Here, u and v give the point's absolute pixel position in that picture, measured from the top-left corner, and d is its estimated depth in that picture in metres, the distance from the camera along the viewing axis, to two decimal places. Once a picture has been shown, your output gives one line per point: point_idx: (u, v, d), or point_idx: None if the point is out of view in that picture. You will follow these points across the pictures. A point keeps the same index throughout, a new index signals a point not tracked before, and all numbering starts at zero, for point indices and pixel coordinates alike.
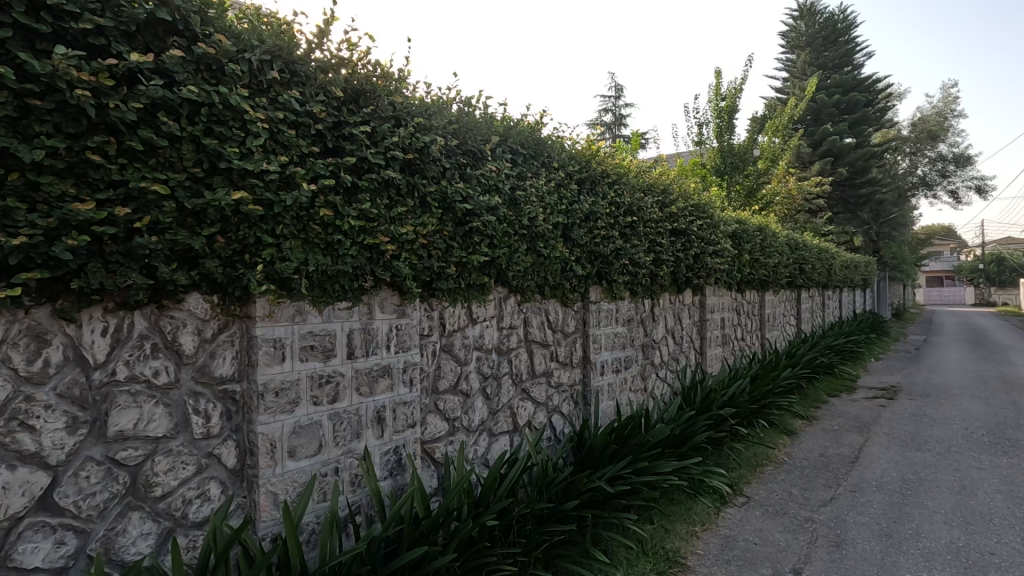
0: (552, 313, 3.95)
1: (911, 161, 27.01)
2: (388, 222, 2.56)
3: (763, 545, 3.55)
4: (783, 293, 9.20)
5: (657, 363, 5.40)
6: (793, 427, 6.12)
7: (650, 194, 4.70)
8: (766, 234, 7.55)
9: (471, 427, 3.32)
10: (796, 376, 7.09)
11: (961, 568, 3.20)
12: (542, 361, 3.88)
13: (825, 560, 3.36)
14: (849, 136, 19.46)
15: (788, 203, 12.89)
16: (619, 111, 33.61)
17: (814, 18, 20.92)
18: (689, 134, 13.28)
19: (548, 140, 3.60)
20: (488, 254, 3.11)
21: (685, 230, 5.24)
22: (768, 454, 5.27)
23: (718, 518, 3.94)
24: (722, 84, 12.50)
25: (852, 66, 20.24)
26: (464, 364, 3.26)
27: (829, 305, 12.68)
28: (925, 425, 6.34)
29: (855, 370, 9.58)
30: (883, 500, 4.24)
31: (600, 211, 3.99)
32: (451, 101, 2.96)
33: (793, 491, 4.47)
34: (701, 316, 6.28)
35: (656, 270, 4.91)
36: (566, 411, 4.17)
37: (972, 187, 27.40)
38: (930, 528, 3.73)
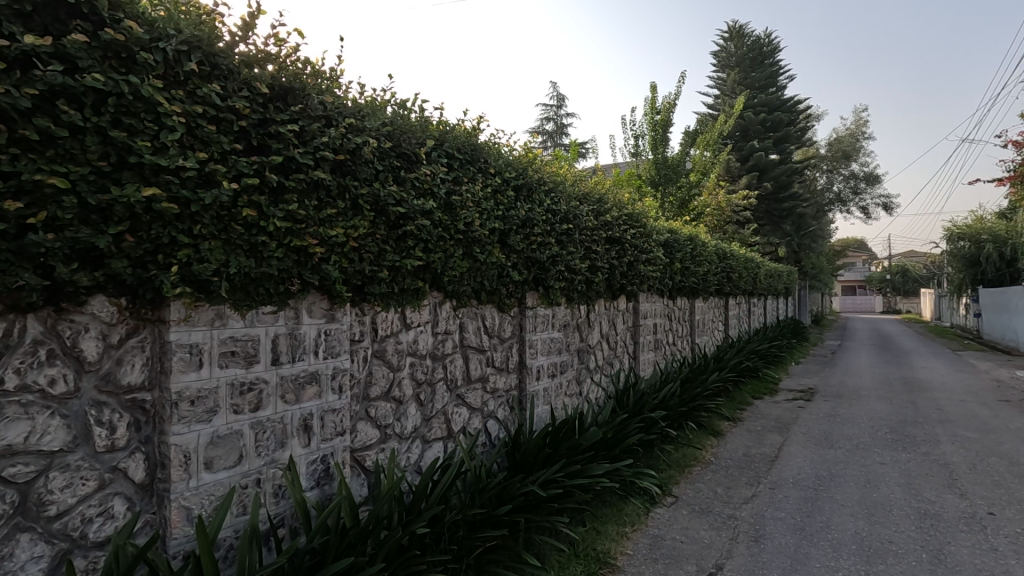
0: (488, 318, 3.97)
1: (828, 178, 29.10)
2: (317, 223, 2.48)
3: (688, 543, 3.68)
4: (711, 301, 9.64)
5: (592, 367, 5.53)
6: (719, 428, 6.42)
7: (585, 202, 4.80)
8: (696, 243, 7.88)
9: (403, 434, 3.27)
10: (723, 378, 7.46)
11: (863, 556, 3.45)
12: (477, 367, 3.88)
13: (744, 555, 3.52)
14: (773, 153, 20.69)
15: (718, 215, 13.56)
16: (560, 120, 34.34)
17: (742, 40, 22.14)
18: (627, 145, 13.73)
19: (485, 145, 3.62)
20: (423, 259, 3.08)
21: (620, 238, 5.39)
22: (695, 455, 5.50)
23: (647, 518, 4.07)
24: (656, 99, 13.00)
25: (776, 87, 21.56)
26: (397, 370, 3.21)
27: (754, 312, 13.42)
28: (837, 424, 6.81)
29: (776, 373, 10.17)
30: (798, 495, 4.52)
31: (537, 217, 4.03)
32: (385, 103, 2.92)
33: (718, 490, 4.67)
34: (635, 321, 6.48)
35: (591, 276, 5.02)
36: (501, 417, 4.18)
37: (881, 204, 29.73)
38: (838, 520, 4.00)
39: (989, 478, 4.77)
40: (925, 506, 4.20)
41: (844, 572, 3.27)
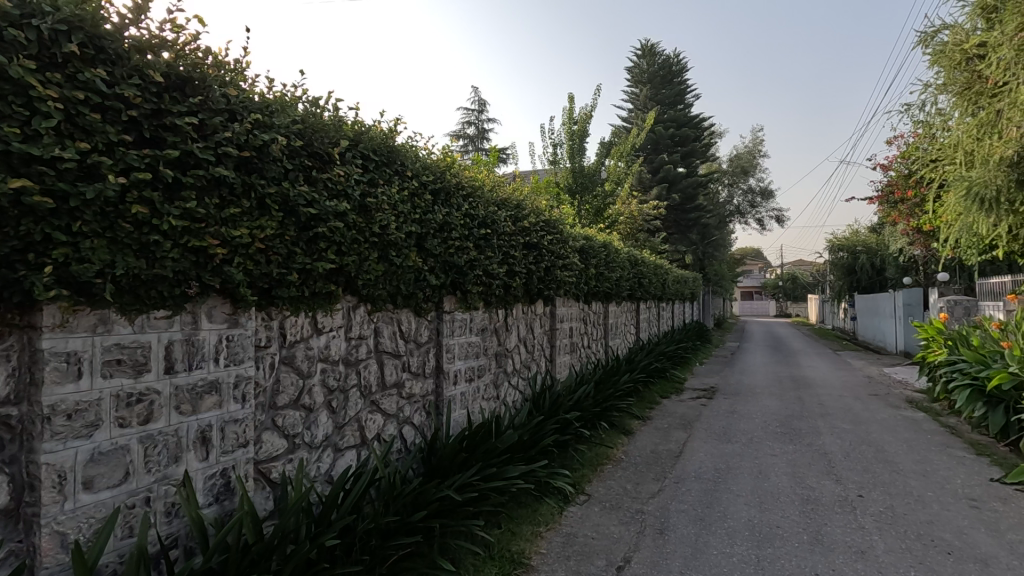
0: (404, 322, 3.92)
1: (729, 191, 31.41)
2: (218, 223, 2.34)
3: (599, 539, 3.82)
4: (624, 305, 10.09)
5: (509, 371, 5.61)
6: (630, 427, 6.72)
7: (503, 208, 4.86)
8: (610, 249, 8.21)
9: (313, 443, 3.14)
10: (634, 379, 7.82)
11: (754, 540, 3.75)
12: (393, 372, 3.81)
13: (650, 546, 3.71)
14: (681, 166, 22.00)
15: (631, 223, 14.20)
16: (481, 125, 34.61)
17: (653, 58, 23.35)
18: (546, 153, 14.08)
19: (402, 148, 3.58)
20: (336, 261, 2.99)
21: (537, 244, 5.51)
22: (607, 453, 5.73)
23: (561, 517, 4.17)
24: (574, 109, 13.44)
25: (684, 104, 22.93)
26: (307, 377, 3.09)
27: (663, 316, 14.20)
28: (734, 420, 7.35)
29: (682, 373, 10.81)
30: (700, 488, 4.83)
31: (454, 221, 4.03)
32: (295, 100, 2.82)
33: (627, 486, 4.90)
34: (551, 325, 6.65)
35: (510, 281, 5.09)
36: (417, 423, 4.14)
37: (774, 217, 32.45)
38: (734, 509, 4.31)
39: (859, 464, 5.35)
40: (807, 492, 4.64)
41: (738, 557, 3.53)
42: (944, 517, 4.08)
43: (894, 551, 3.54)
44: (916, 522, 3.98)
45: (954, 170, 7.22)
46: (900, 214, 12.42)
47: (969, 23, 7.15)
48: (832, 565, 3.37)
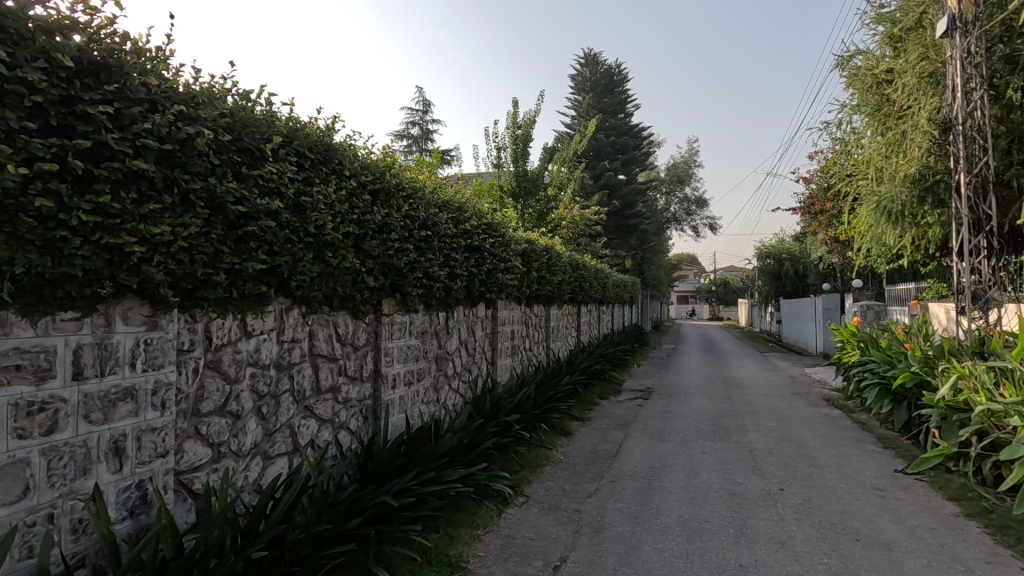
0: (341, 325, 3.82)
1: (667, 199, 32.62)
2: (136, 219, 2.20)
3: (537, 540, 3.86)
4: (565, 308, 10.26)
5: (450, 374, 5.58)
6: (569, 428, 6.84)
7: (445, 210, 4.83)
8: (552, 253, 8.32)
9: (240, 451, 3.00)
10: (573, 381, 7.97)
11: (684, 535, 3.90)
12: (328, 376, 3.70)
13: (586, 545, 3.78)
14: (622, 173, 22.61)
15: (573, 227, 14.46)
16: (425, 125, 34.31)
17: (596, 67, 23.92)
18: (490, 156, 14.12)
19: (340, 147, 3.50)
20: (267, 262, 2.87)
21: (479, 246, 5.51)
22: (546, 454, 5.80)
23: (500, 519, 4.19)
24: (518, 113, 13.55)
25: (625, 113, 23.59)
26: (234, 382, 2.95)
27: (603, 319, 14.55)
28: (669, 420, 7.62)
29: (620, 375, 11.10)
30: (634, 486, 4.97)
31: (394, 222, 3.97)
32: (225, 92, 2.70)
33: (566, 486, 4.98)
34: (493, 328, 6.67)
35: (451, 283, 5.06)
36: (354, 428, 4.04)
37: (708, 225, 33.94)
38: (666, 506, 4.47)
39: (781, 459, 5.67)
40: (734, 487, 4.87)
41: (668, 552, 3.66)
42: (854, 506, 4.39)
43: (810, 541, 3.77)
44: (830, 512, 4.27)
45: (866, 185, 7.82)
46: (820, 224, 13.28)
47: (880, 50, 7.78)
48: (755, 556, 3.56)
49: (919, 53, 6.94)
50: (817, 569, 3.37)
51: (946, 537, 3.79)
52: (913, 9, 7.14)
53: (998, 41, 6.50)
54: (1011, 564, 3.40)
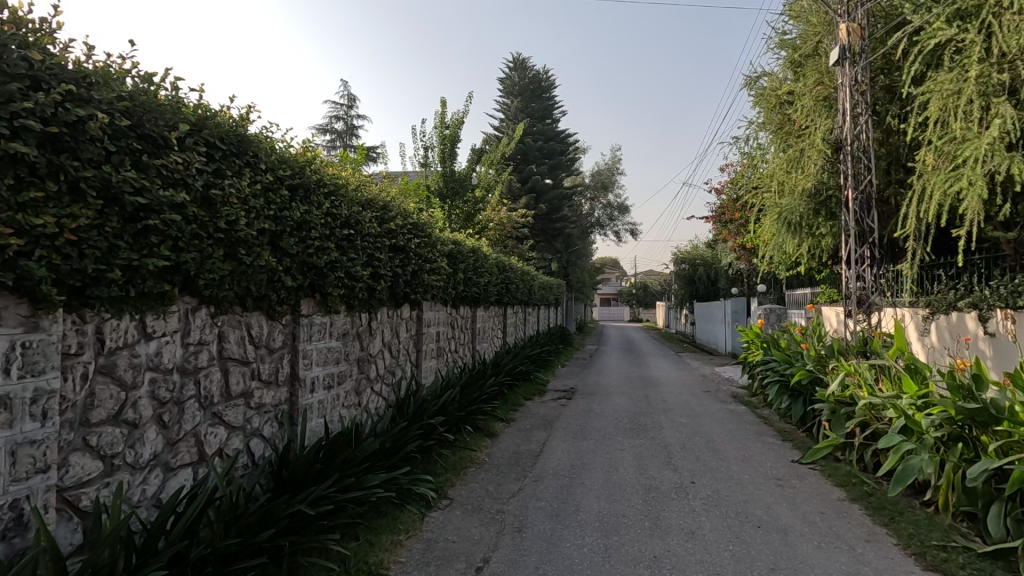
0: (254, 327, 3.62)
1: (591, 204, 33.61)
2: (12, 208, 1.99)
3: (459, 542, 3.84)
4: (491, 310, 10.31)
5: (372, 377, 5.44)
6: (494, 429, 6.88)
7: (368, 209, 4.70)
8: (479, 255, 8.33)
9: (137, 463, 2.76)
10: (498, 382, 8.02)
11: (602, 530, 4.03)
12: (239, 381, 3.49)
13: (508, 545, 3.81)
14: (548, 177, 23.03)
15: (500, 230, 14.56)
16: (350, 121, 33.33)
17: (525, 71, 24.19)
18: (417, 155, 13.94)
19: (255, 138, 3.31)
20: (171, 258, 2.66)
21: (404, 246, 5.42)
22: (470, 456, 5.80)
23: (422, 523, 4.13)
24: (446, 113, 13.47)
25: (552, 119, 24.02)
26: (131, 389, 2.72)
27: (529, 320, 14.77)
28: (590, 419, 7.85)
29: (544, 375, 11.31)
30: (556, 484, 5.08)
31: (314, 220, 3.81)
32: (123, 73, 2.48)
33: (489, 487, 4.99)
34: (417, 330, 6.59)
35: (374, 284, 4.93)
36: (268, 435, 3.83)
37: (629, 231, 35.28)
38: (586, 503, 4.60)
39: (693, 454, 6.00)
40: (649, 482, 5.10)
41: (587, 547, 3.76)
42: (756, 495, 4.73)
43: (717, 530, 4.02)
44: (735, 502, 4.57)
45: (770, 197, 8.46)
46: (730, 233, 14.18)
47: (782, 74, 8.46)
48: (667, 547, 3.74)
49: (815, 78, 7.61)
50: (723, 555, 3.59)
51: (833, 520, 4.16)
52: (811, 37, 7.82)
53: (880, 72, 7.25)
54: (885, 541, 3.80)
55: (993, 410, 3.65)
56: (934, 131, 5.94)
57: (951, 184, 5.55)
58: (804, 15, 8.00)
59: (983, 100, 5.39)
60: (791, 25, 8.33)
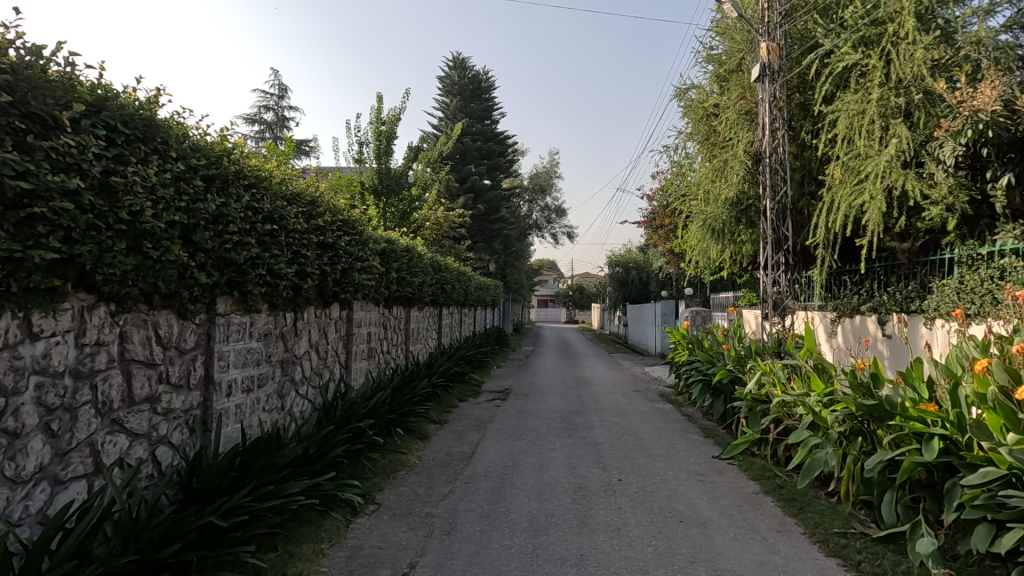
0: (162, 327, 3.36)
1: (530, 206, 33.98)
2: None
3: (385, 548, 3.74)
4: (426, 310, 10.17)
5: (297, 379, 5.21)
6: (426, 431, 6.78)
7: (294, 203, 4.48)
8: (414, 254, 8.17)
9: (19, 477, 2.49)
10: (431, 384, 7.92)
11: (531, 530, 4.04)
12: (144, 384, 3.24)
13: (436, 549, 3.74)
14: (487, 178, 23.02)
15: (437, 229, 14.40)
16: (281, 112, 31.95)
17: (464, 71, 23.96)
18: (351, 150, 13.55)
19: (164, 124, 3.09)
20: (62, 250, 2.43)
21: (333, 244, 5.21)
22: (401, 459, 5.67)
23: (347, 530, 3.99)
24: (382, 109, 13.17)
25: (491, 119, 24.00)
26: (13, 394, 2.45)
27: (465, 321, 14.72)
28: (523, 419, 7.90)
29: (479, 376, 11.29)
30: (487, 486, 5.06)
31: (232, 213, 3.58)
32: (5, 44, 2.25)
33: (419, 491, 4.90)
34: (347, 330, 6.39)
35: (300, 282, 4.69)
36: (178, 442, 3.58)
37: (566, 233, 35.85)
38: (516, 503, 4.61)
39: (621, 452, 6.16)
40: (578, 481, 5.18)
41: (515, 547, 3.76)
42: (679, 491, 4.91)
43: (641, 525, 4.13)
44: (659, 498, 4.73)
45: (697, 204, 8.84)
46: (661, 238, 14.70)
47: (709, 87, 8.87)
48: (593, 544, 3.80)
49: (738, 93, 8.06)
50: (646, 550, 3.70)
51: (748, 512, 4.39)
52: (735, 54, 8.25)
53: (796, 90, 7.73)
54: (794, 530, 4.05)
55: (887, 406, 3.92)
56: (841, 147, 6.40)
57: (855, 197, 6.01)
58: (729, 31, 8.41)
59: (883, 120, 5.86)
60: (717, 40, 8.73)
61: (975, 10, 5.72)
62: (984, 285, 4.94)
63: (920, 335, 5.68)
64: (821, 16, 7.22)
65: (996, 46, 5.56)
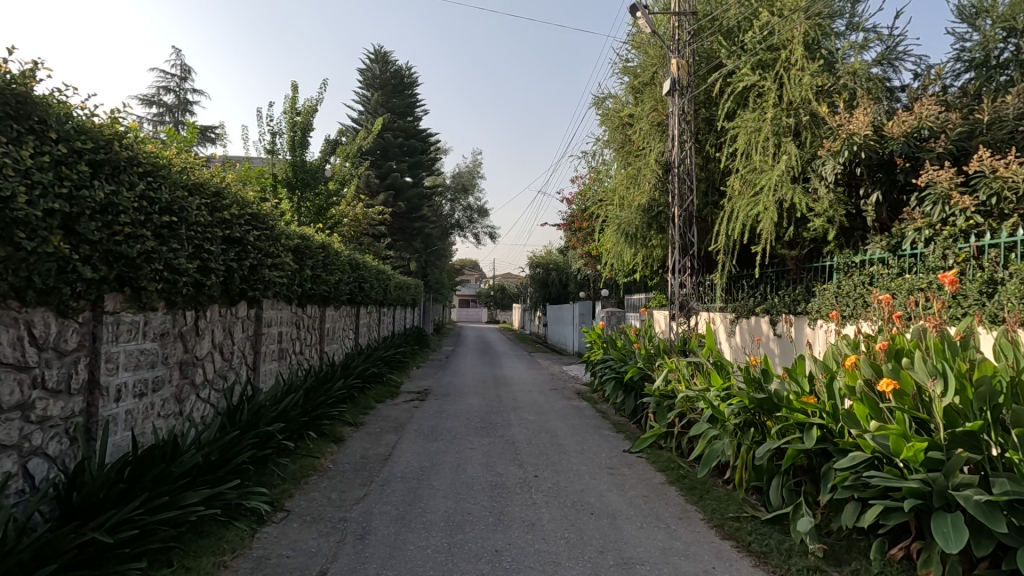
0: (38, 326, 3.04)
1: (451, 205, 33.81)
2: None
3: (293, 557, 3.59)
4: (342, 309, 9.85)
5: (198, 382, 4.88)
6: (340, 434, 6.58)
7: (196, 194, 4.18)
8: (329, 251, 7.88)
9: None
10: (346, 385, 7.68)
11: (447, 530, 4.04)
12: (14, 390, 2.91)
13: (349, 554, 3.65)
14: (408, 175, 22.62)
15: (355, 226, 13.99)
16: (183, 95, 29.67)
17: (386, 65, 23.35)
18: (262, 140, 12.84)
19: (42, 101, 2.82)
20: None
21: (240, 239, 4.90)
22: (313, 464, 5.47)
23: (252, 540, 3.79)
24: (298, 99, 12.60)
25: (414, 116, 23.63)
26: None
27: (384, 320, 14.42)
28: (442, 419, 7.87)
29: (397, 376, 11.10)
30: (404, 487, 5.00)
31: (125, 202, 3.30)
32: None
33: (331, 495, 4.74)
34: (255, 330, 6.07)
35: (203, 279, 4.34)
36: (56, 452, 3.25)
37: (488, 233, 36.00)
38: (433, 503, 4.59)
39: (537, 449, 6.30)
40: (495, 478, 5.24)
41: (431, 548, 3.74)
42: (591, 484, 5.11)
43: (555, 519, 4.25)
44: (572, 492, 4.89)
45: (612, 209, 9.22)
46: (579, 240, 15.16)
47: (625, 97, 9.28)
48: (508, 540, 3.87)
49: (651, 105, 8.49)
50: (559, 543, 3.82)
51: (653, 502, 4.64)
52: (649, 67, 8.68)
53: (702, 105, 8.24)
54: (693, 517, 4.34)
55: (775, 399, 4.31)
56: (741, 161, 6.93)
57: (751, 208, 6.54)
58: (643, 45, 8.82)
59: (776, 138, 6.41)
60: (632, 53, 9.13)
61: (852, 44, 6.38)
62: (856, 290, 5.54)
63: (805, 335, 6.27)
64: (724, 38, 7.79)
65: (868, 78, 6.25)
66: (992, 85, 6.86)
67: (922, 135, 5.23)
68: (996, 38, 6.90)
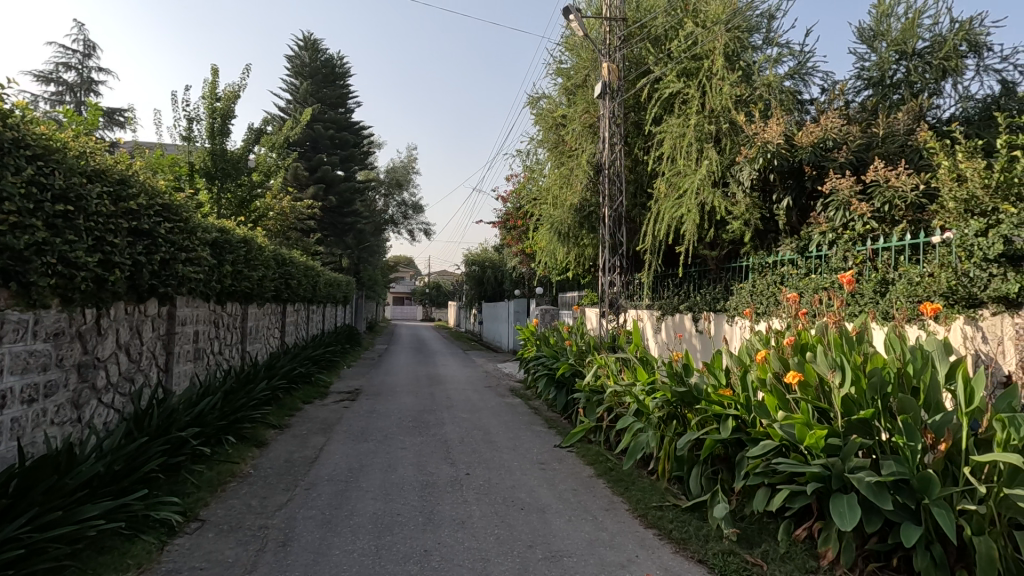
0: None
1: (386, 200, 33.07)
2: None
3: (207, 569, 3.38)
4: (267, 307, 9.40)
5: (100, 386, 4.50)
6: (263, 438, 6.28)
7: (97, 181, 3.85)
8: (252, 245, 7.48)
9: None
10: (269, 387, 7.33)
11: (375, 532, 3.95)
12: None
13: (269, 563, 3.49)
14: (339, 169, 21.90)
15: (281, 219, 13.39)
16: (87, 74, 27.31)
17: (316, 53, 22.39)
18: (178, 126, 12.01)
19: None
20: None
21: (150, 230, 4.55)
22: (232, 469, 5.18)
23: (161, 553, 3.54)
24: (218, 84, 11.86)
25: (346, 108, 22.87)
26: None
27: (313, 318, 13.90)
28: (372, 419, 7.69)
29: (327, 376, 10.74)
30: (330, 490, 4.84)
31: (10, 188, 2.99)
32: None
33: (251, 502, 4.51)
34: (167, 329, 5.69)
35: (105, 274, 3.98)
36: None
37: (423, 230, 35.49)
38: (360, 505, 4.47)
39: (470, 447, 6.28)
40: (426, 478, 5.17)
41: (357, 552, 3.64)
42: (522, 480, 5.15)
43: (485, 516, 4.26)
44: (504, 488, 4.92)
45: (546, 208, 9.35)
46: (514, 238, 15.24)
47: (559, 98, 9.43)
48: (438, 539, 3.83)
49: (583, 107, 8.67)
50: (488, 540, 3.82)
51: (582, 495, 4.75)
52: (581, 70, 8.84)
53: (631, 109, 8.49)
54: (620, 508, 4.47)
55: (695, 392, 4.51)
56: (667, 164, 7.22)
57: (676, 209, 6.83)
58: (576, 48, 8.98)
59: (699, 144, 6.71)
60: (566, 55, 9.29)
61: (767, 58, 6.78)
62: (770, 289, 5.89)
63: (724, 331, 6.60)
64: (652, 45, 8.06)
65: (781, 90, 6.67)
66: (886, 102, 7.48)
67: (827, 145, 5.67)
68: (890, 60, 7.57)
